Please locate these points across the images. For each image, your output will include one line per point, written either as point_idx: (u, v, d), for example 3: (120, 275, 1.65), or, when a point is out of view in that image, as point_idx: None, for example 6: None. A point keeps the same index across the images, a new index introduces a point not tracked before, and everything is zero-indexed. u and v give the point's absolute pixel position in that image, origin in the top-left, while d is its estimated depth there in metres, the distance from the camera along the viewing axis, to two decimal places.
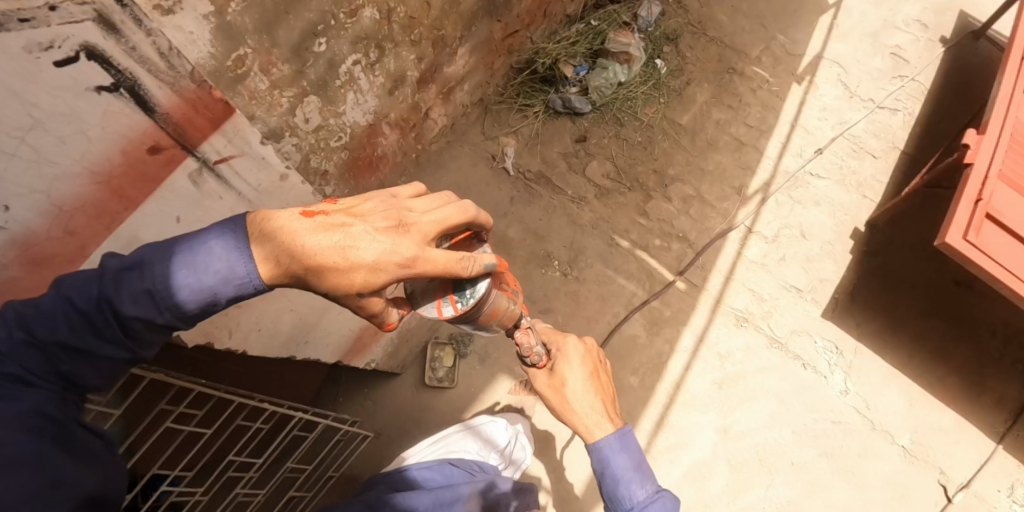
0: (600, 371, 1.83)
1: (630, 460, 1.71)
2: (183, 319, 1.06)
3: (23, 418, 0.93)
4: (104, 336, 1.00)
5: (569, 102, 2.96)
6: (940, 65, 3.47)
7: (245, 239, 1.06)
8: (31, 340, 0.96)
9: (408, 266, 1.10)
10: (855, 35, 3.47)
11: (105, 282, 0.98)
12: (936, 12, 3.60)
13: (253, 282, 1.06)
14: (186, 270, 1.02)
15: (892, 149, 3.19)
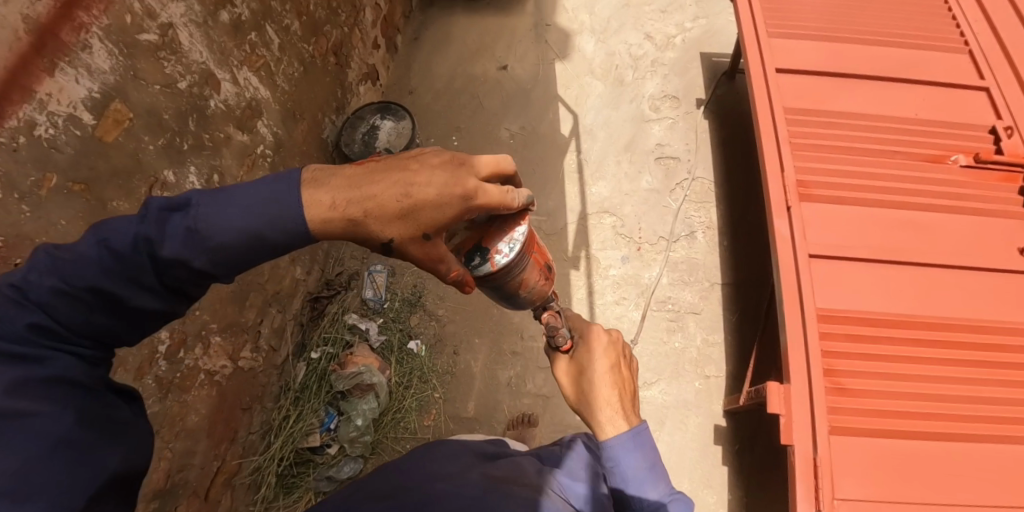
0: (625, 367, 1.66)
1: (644, 456, 1.51)
2: (224, 266, 1.03)
3: (50, 386, 0.92)
4: (144, 287, 0.98)
5: (334, 476, 2.39)
6: (713, 139, 2.95)
7: (297, 186, 1.04)
8: (66, 287, 0.93)
9: (468, 202, 1.15)
10: (612, 157, 2.91)
11: (147, 222, 0.98)
12: (678, 76, 3.13)
13: (300, 226, 1.03)
14: (232, 209, 1.00)
15: (711, 290, 2.61)
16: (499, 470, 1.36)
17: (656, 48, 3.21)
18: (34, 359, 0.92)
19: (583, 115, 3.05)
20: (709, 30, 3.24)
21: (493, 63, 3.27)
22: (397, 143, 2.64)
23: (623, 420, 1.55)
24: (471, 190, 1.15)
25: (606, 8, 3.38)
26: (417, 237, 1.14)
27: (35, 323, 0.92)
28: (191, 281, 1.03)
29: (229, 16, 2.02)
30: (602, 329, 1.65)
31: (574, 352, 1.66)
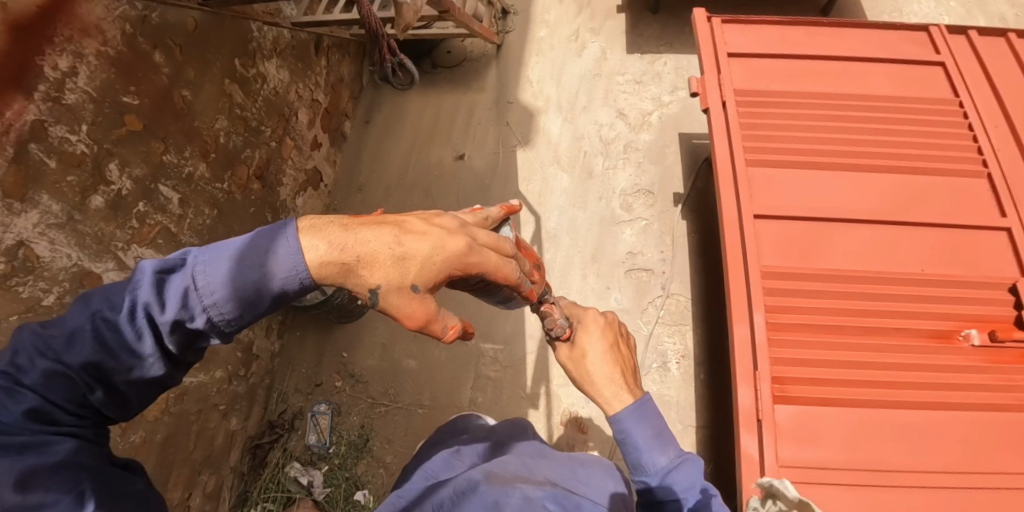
0: (624, 343, 1.69)
1: (651, 425, 1.56)
2: (219, 323, 1.09)
3: (58, 474, 0.98)
4: (141, 352, 1.06)
5: None
6: (691, 244, 2.60)
7: (292, 233, 1.10)
8: (60, 367, 1.01)
9: (459, 260, 1.18)
10: (576, 269, 2.60)
11: (137, 290, 1.05)
12: (654, 163, 2.78)
13: (300, 273, 1.09)
14: (228, 263, 1.07)
15: (684, 435, 2.31)
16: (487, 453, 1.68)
17: (630, 128, 2.88)
18: (35, 448, 0.98)
19: (546, 216, 2.73)
20: (688, 106, 2.91)
21: (450, 150, 2.94)
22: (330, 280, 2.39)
23: (628, 392, 1.60)
24: (464, 246, 1.19)
25: (573, 79, 3.04)
26: (404, 287, 1.13)
27: (31, 409, 0.99)
28: (186, 344, 1.11)
29: (104, 197, 1.76)
30: (598, 312, 1.67)
31: (574, 340, 1.66)
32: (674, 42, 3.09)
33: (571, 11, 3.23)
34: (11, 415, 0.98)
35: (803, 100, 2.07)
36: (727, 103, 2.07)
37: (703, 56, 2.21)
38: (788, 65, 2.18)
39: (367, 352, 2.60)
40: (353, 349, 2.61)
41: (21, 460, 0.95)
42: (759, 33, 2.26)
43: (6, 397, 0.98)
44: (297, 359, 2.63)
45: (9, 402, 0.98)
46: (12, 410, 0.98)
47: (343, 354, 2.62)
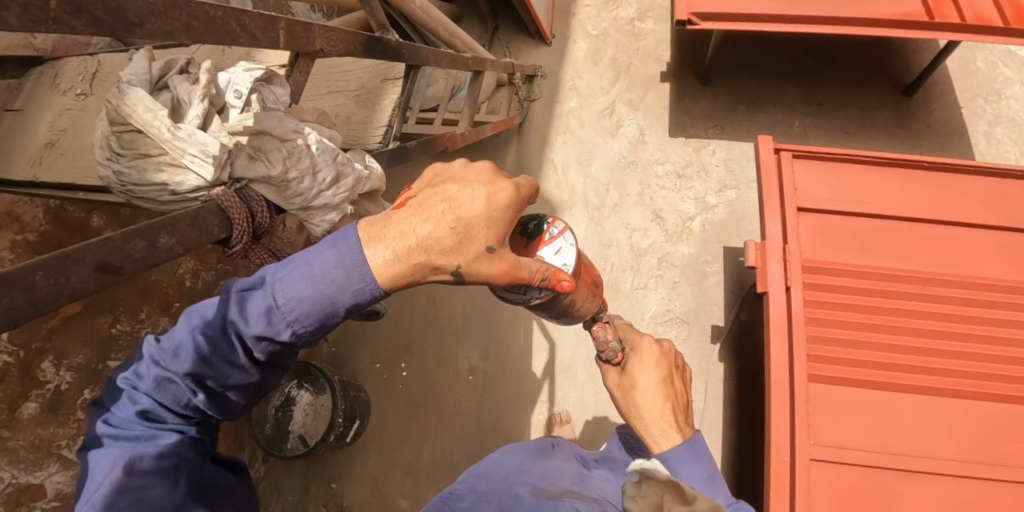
0: (678, 378, 1.34)
1: (701, 465, 1.23)
2: (303, 335, 0.96)
3: (162, 462, 0.90)
4: (234, 365, 0.94)
5: None
6: (727, 394, 2.24)
7: (358, 245, 0.94)
8: (167, 373, 0.92)
9: (518, 204, 1.00)
10: (593, 414, 2.25)
11: (229, 306, 0.93)
12: (692, 285, 2.39)
13: (368, 286, 0.94)
14: (306, 279, 0.93)
15: None
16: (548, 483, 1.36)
17: (666, 238, 2.48)
18: (145, 440, 0.91)
19: (562, 343, 2.36)
20: (735, 211, 2.48)
21: None
22: (314, 429, 2.11)
23: (673, 431, 1.26)
24: (512, 188, 0.99)
25: (604, 168, 2.63)
26: (481, 254, 0.97)
27: (144, 410, 0.91)
28: (275, 355, 0.98)
29: (38, 401, 1.52)
30: (653, 341, 1.34)
31: (626, 367, 1.32)
32: (725, 124, 2.64)
33: (607, 79, 2.82)
34: (132, 412, 0.92)
35: (886, 288, 1.62)
36: (792, 288, 1.64)
37: (764, 207, 1.76)
38: (873, 228, 1.71)
39: (359, 483, 2.29)
40: (343, 479, 2.29)
41: (128, 448, 0.89)
42: (838, 177, 1.79)
43: (132, 395, 0.93)
44: (281, 484, 2.22)
45: (130, 400, 0.93)
46: (132, 407, 0.92)
47: (332, 482, 2.29)
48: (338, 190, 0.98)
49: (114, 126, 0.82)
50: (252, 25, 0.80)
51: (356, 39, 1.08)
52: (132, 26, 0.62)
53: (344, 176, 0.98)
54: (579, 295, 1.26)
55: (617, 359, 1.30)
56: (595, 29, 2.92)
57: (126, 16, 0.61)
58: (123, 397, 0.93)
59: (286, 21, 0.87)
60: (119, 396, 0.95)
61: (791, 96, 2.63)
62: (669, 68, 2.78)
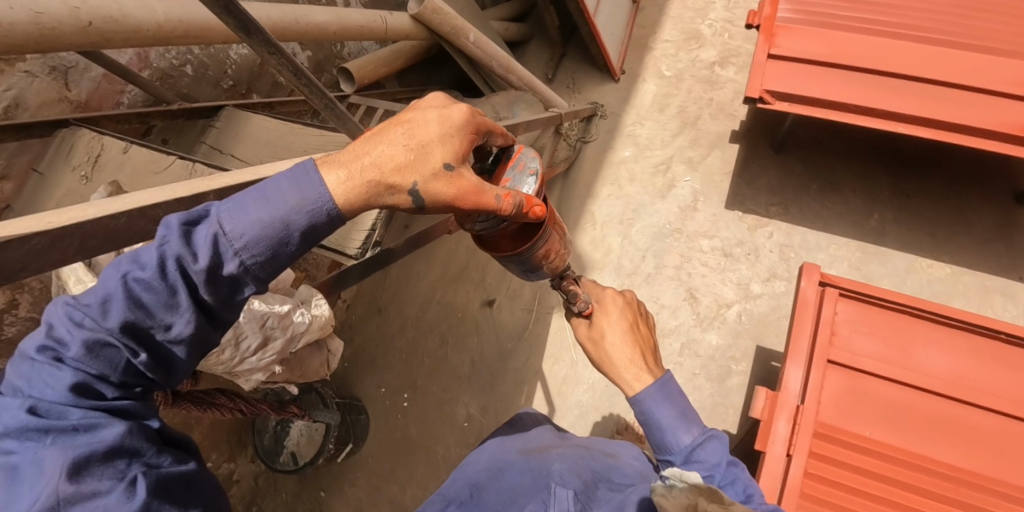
0: (645, 324, 1.29)
1: (675, 404, 1.18)
2: (255, 268, 0.85)
3: (105, 460, 0.74)
4: (177, 308, 0.82)
5: None
6: None
7: (315, 167, 0.87)
8: (98, 334, 0.79)
9: (470, 117, 0.97)
10: None
11: (166, 241, 0.81)
12: (711, 382, 2.19)
13: (327, 204, 0.86)
14: (255, 205, 0.83)
15: None
16: (537, 447, 1.32)
17: (695, 322, 2.28)
18: (84, 432, 0.76)
19: (563, 416, 2.22)
20: (780, 307, 2.23)
21: (479, 292, 2.49)
22: (306, 450, 2.16)
23: (644, 370, 1.21)
24: (467, 110, 0.97)
25: (644, 232, 2.45)
26: (439, 172, 0.92)
27: (76, 385, 0.78)
28: (223, 298, 0.86)
29: None
30: (616, 290, 1.31)
31: (594, 320, 1.28)
32: (791, 204, 2.35)
33: (669, 129, 2.58)
34: (55, 394, 0.77)
35: (905, 492, 1.46)
36: (793, 455, 1.51)
37: (789, 354, 1.61)
38: (911, 405, 1.52)
39: (345, 500, 2.30)
40: (332, 489, 2.31)
41: (66, 444, 0.74)
42: (887, 331, 1.60)
43: (47, 378, 0.78)
44: (278, 481, 2.33)
45: (49, 381, 0.77)
46: (53, 389, 0.77)
47: (321, 492, 2.32)
48: (264, 354, 1.02)
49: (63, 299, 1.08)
50: (169, 215, 0.91)
51: None
52: (14, 272, 0.77)
53: (271, 340, 1.01)
54: (555, 245, 1.29)
55: (586, 311, 1.28)
56: (669, 70, 2.69)
57: (8, 266, 0.76)
58: (38, 381, 0.78)
59: (215, 195, 0.95)
60: (35, 373, 0.78)
61: (874, 184, 2.31)
62: (741, 127, 2.49)
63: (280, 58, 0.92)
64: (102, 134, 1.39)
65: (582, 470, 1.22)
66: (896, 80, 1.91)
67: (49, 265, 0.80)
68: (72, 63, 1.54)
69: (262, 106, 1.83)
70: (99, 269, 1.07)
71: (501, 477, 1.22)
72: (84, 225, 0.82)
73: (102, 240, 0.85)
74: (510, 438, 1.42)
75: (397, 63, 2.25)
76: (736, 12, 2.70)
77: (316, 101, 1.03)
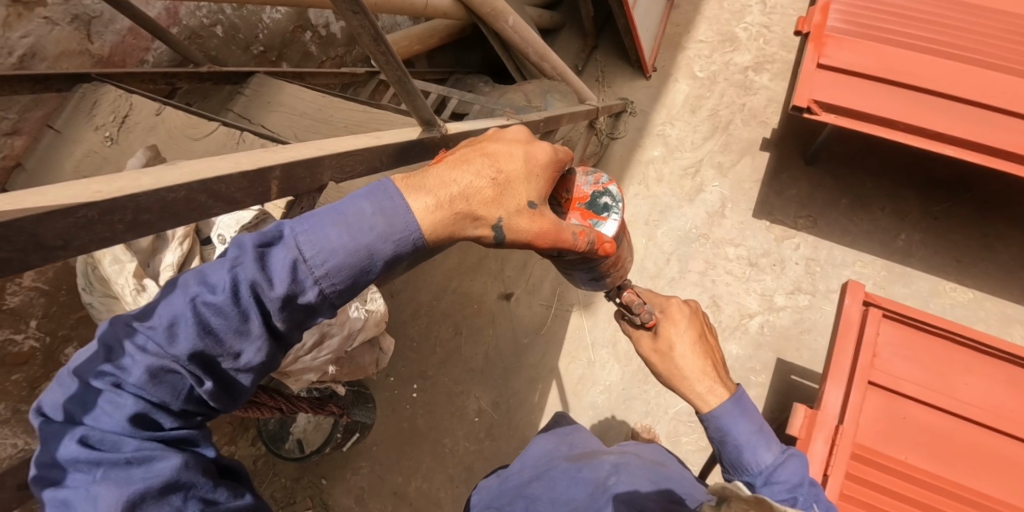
0: (711, 336, 1.25)
1: (751, 419, 1.15)
2: (333, 294, 0.84)
3: (160, 501, 0.72)
4: (247, 336, 0.80)
5: None
6: None
7: (397, 192, 0.85)
8: (163, 362, 0.77)
9: (556, 163, 1.01)
10: None
11: (239, 265, 0.79)
12: None
13: (414, 233, 0.85)
14: (336, 230, 0.81)
15: None
16: (584, 453, 1.30)
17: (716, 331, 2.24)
18: (138, 465, 0.73)
19: (577, 416, 2.17)
20: (803, 321, 2.20)
21: (497, 285, 2.42)
22: (313, 437, 2.08)
23: (717, 384, 1.17)
24: (549, 151, 0.99)
25: (670, 235, 2.40)
26: (522, 209, 0.93)
27: (136, 415, 0.75)
28: (294, 323, 0.84)
29: None
30: (682, 300, 1.25)
31: (659, 331, 1.22)
32: (819, 217, 2.32)
33: (700, 132, 2.52)
34: (114, 423, 0.75)
35: None
36: (832, 474, 1.48)
37: (830, 373, 1.58)
38: (951, 433, 1.50)
39: (346, 489, 2.22)
40: (334, 478, 2.23)
41: (122, 482, 0.71)
42: (929, 358, 1.58)
43: (106, 405, 0.75)
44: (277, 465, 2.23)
45: (108, 409, 0.75)
46: (113, 418, 0.75)
47: (322, 479, 2.23)
48: (318, 352, 1.10)
49: (95, 272, 1.06)
50: (231, 190, 0.81)
51: (382, 151, 1.00)
52: (54, 249, 0.67)
53: (327, 339, 1.09)
54: (620, 253, 1.22)
55: (651, 322, 1.22)
56: (703, 72, 2.63)
57: (48, 242, 0.66)
58: (96, 408, 0.75)
59: (281, 170, 0.85)
60: (92, 400, 0.76)
61: (904, 204, 2.29)
62: (774, 135, 2.45)
63: (363, 19, 0.81)
64: (129, 92, 1.30)
65: (638, 480, 1.12)
66: (947, 100, 1.87)
67: (95, 242, 0.70)
68: (96, 13, 1.50)
69: (293, 76, 1.72)
70: (138, 249, 1.02)
71: (548, 485, 1.19)
72: (137, 198, 0.71)
73: (156, 215, 0.74)
74: (555, 441, 1.39)
75: (431, 42, 2.15)
76: (773, 17, 2.64)
77: (388, 70, 0.93)
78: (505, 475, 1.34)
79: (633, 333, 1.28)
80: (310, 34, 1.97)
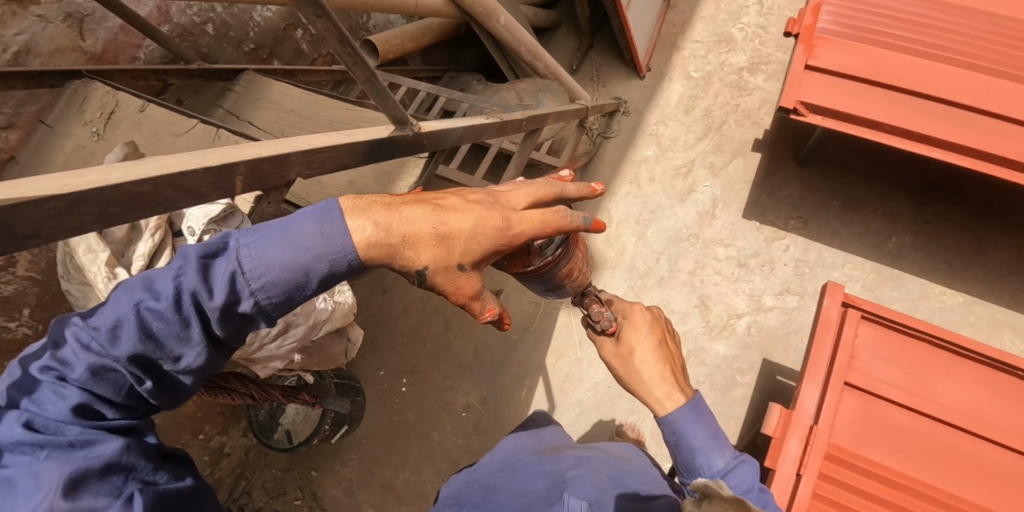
0: (672, 340, 1.27)
1: (706, 425, 1.18)
2: (270, 307, 0.87)
3: (101, 479, 0.77)
4: (187, 340, 0.84)
5: None
6: None
7: (339, 212, 0.88)
8: (105, 360, 0.82)
9: (506, 233, 0.97)
10: None
11: (183, 275, 0.83)
12: (715, 392, 2.18)
13: (349, 255, 0.87)
14: (276, 246, 0.84)
15: None
16: (550, 448, 1.33)
17: (704, 331, 2.25)
18: (80, 448, 0.78)
19: (563, 413, 2.19)
20: (791, 322, 2.20)
21: (488, 282, 2.44)
22: (301, 428, 2.11)
23: (675, 388, 1.20)
24: (507, 222, 0.97)
25: (661, 234, 2.41)
26: (449, 268, 0.95)
27: (79, 405, 0.81)
28: (233, 332, 0.88)
29: None
30: (645, 306, 1.27)
31: (621, 336, 1.25)
32: (811, 219, 2.32)
33: (694, 132, 2.53)
34: (56, 412, 0.80)
35: None
36: (803, 474, 1.50)
37: (806, 373, 1.59)
38: (926, 435, 1.51)
39: (336, 481, 2.26)
40: (323, 469, 2.27)
41: (65, 461, 0.76)
42: (909, 360, 1.58)
43: (51, 395, 0.81)
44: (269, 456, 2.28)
45: (53, 398, 0.80)
46: (57, 406, 0.80)
47: (312, 470, 2.28)
48: (284, 340, 1.15)
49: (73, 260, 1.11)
50: (197, 185, 0.84)
51: (352, 148, 1.02)
52: (24, 238, 0.71)
53: (292, 328, 1.14)
54: (576, 263, 1.25)
55: (611, 329, 1.24)
56: (698, 72, 2.63)
57: (18, 231, 0.69)
58: (42, 397, 0.81)
59: (248, 165, 0.89)
60: (37, 390, 0.81)
61: (897, 206, 2.28)
62: (766, 136, 2.45)
63: (327, 22, 0.84)
64: (117, 88, 1.36)
65: (597, 477, 1.17)
66: (936, 103, 1.87)
67: (64, 232, 0.73)
68: (89, 11, 1.55)
69: (283, 73, 1.75)
70: (112, 239, 1.09)
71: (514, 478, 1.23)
72: (104, 190, 0.74)
73: (122, 208, 0.78)
74: (525, 438, 1.42)
75: (424, 39, 2.17)
76: (770, 17, 2.63)
77: (356, 71, 0.96)
78: (473, 469, 1.36)
79: (591, 335, 1.30)
80: (302, 31, 2.00)
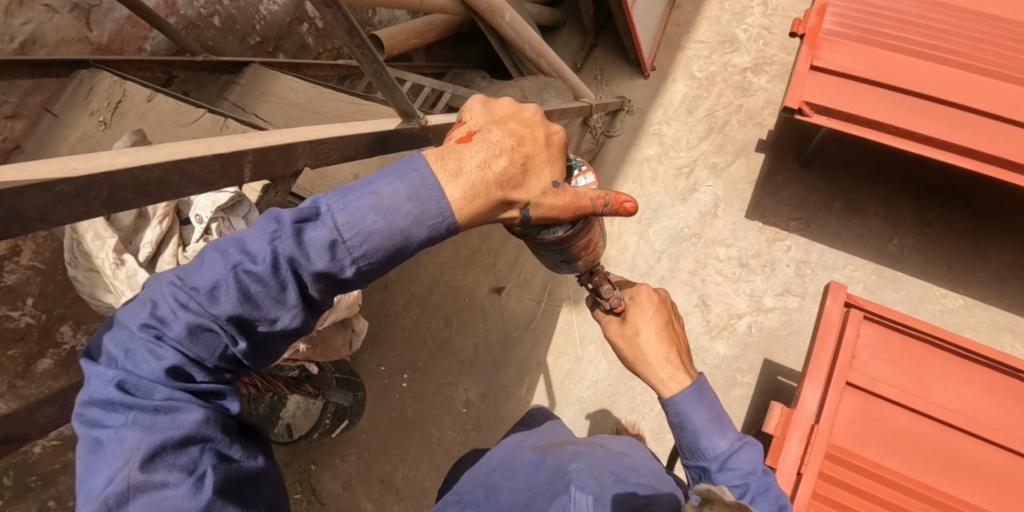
0: (677, 323, 1.28)
1: (709, 407, 1.18)
2: (367, 271, 0.89)
3: (180, 451, 0.77)
4: (283, 304, 0.85)
5: None
6: None
7: (429, 174, 0.89)
8: (203, 321, 0.82)
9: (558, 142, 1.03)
10: None
11: (279, 239, 0.83)
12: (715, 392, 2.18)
13: (446, 218, 0.89)
14: (372, 210, 0.86)
15: None
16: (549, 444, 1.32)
17: (704, 330, 2.26)
18: (164, 414, 0.79)
19: (562, 411, 2.19)
20: (791, 323, 2.21)
21: (489, 278, 2.44)
22: (302, 422, 2.13)
23: (679, 370, 1.21)
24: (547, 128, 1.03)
25: (662, 234, 2.41)
26: (547, 191, 0.98)
27: (173, 366, 0.81)
28: (326, 295, 0.89)
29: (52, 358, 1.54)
30: (652, 287, 1.28)
31: (627, 317, 1.25)
32: (812, 219, 2.33)
33: (696, 132, 2.53)
34: (151, 371, 0.80)
35: None
36: (804, 473, 1.50)
37: (808, 373, 1.60)
38: (925, 435, 1.51)
39: (335, 475, 2.26)
40: (323, 464, 2.28)
41: (148, 429, 0.77)
42: (908, 360, 1.58)
43: (147, 354, 0.81)
44: None
45: (147, 358, 0.81)
46: (151, 366, 0.80)
47: (312, 464, 2.28)
48: None
49: (78, 249, 1.12)
50: (205, 173, 0.84)
51: (358, 140, 1.03)
52: (33, 221, 0.71)
53: None
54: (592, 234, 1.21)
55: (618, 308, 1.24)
56: (701, 72, 2.63)
57: (25, 214, 0.70)
58: (137, 356, 0.81)
59: (255, 154, 0.89)
60: (132, 348, 0.81)
61: (899, 209, 2.28)
62: (769, 137, 2.45)
63: (335, 13, 0.84)
64: (123, 78, 1.37)
65: (599, 471, 1.16)
66: (937, 105, 1.87)
67: (72, 216, 0.73)
68: (95, 2, 1.56)
69: (288, 67, 1.75)
70: (120, 227, 1.10)
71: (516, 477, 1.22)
72: (113, 176, 0.75)
73: (130, 194, 0.78)
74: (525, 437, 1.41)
75: (429, 36, 2.17)
76: (774, 19, 2.63)
77: (364, 64, 0.96)
78: (473, 468, 1.36)
79: (597, 314, 1.31)
80: (307, 26, 2.01)
